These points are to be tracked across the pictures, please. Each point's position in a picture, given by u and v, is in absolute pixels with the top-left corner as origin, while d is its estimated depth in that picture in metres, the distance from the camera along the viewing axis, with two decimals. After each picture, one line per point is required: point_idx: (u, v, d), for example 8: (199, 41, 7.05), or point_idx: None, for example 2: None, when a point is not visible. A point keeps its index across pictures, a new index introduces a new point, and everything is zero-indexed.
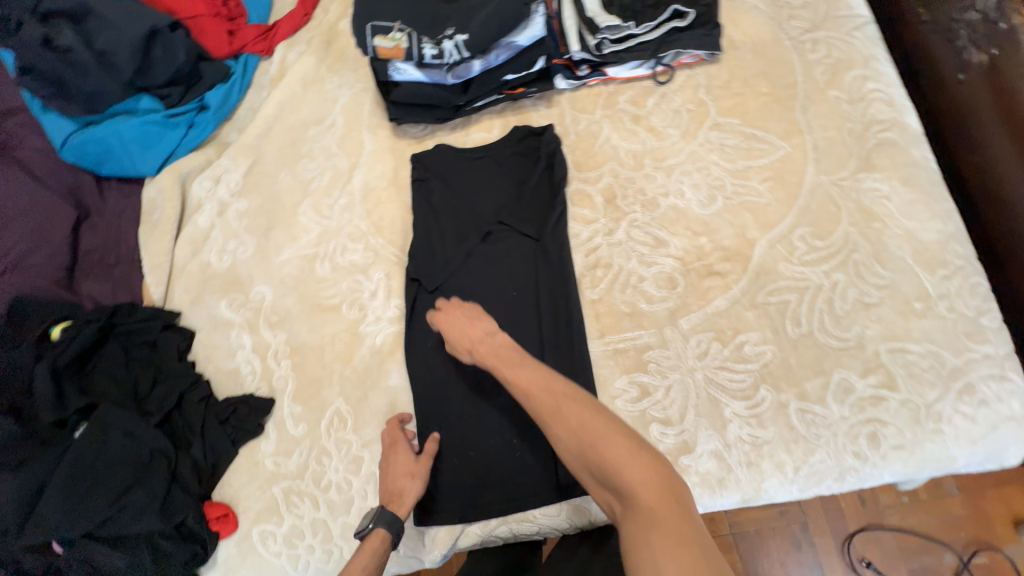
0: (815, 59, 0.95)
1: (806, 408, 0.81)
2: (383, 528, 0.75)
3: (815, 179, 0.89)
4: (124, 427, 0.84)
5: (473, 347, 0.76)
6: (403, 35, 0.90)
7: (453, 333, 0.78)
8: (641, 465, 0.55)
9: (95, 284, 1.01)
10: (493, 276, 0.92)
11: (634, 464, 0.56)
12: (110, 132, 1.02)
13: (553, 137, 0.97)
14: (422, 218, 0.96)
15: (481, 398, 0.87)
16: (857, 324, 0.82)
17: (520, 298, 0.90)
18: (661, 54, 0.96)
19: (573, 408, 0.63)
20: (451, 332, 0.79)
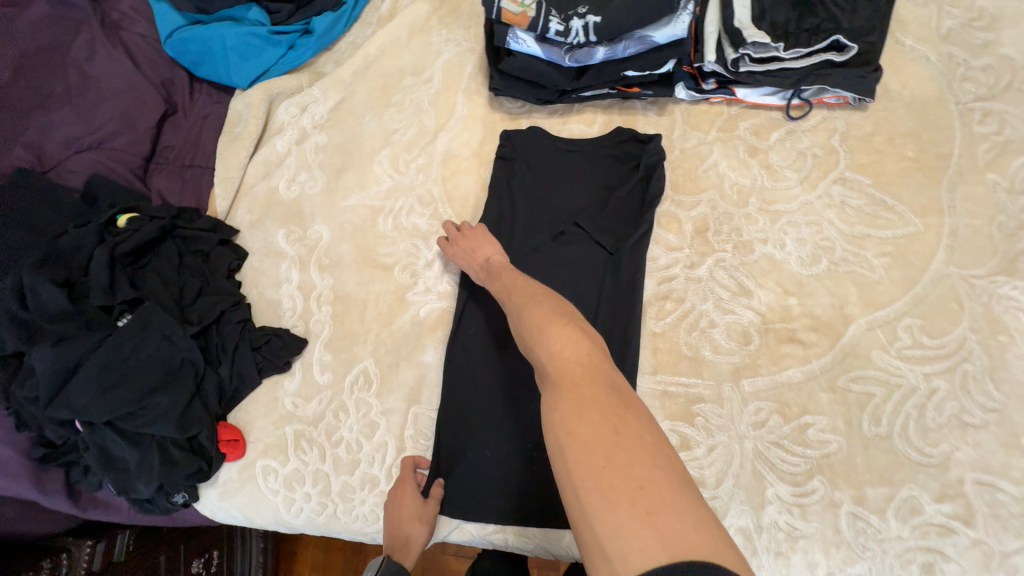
0: (982, 132, 0.82)
1: (860, 514, 0.72)
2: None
3: (942, 269, 0.78)
4: (163, 329, 0.84)
5: (477, 269, 0.79)
6: (532, 3, 0.81)
7: (461, 254, 0.82)
8: (560, 330, 0.57)
9: (166, 180, 1.02)
10: (554, 277, 0.86)
11: (554, 330, 0.57)
12: (215, 36, 1.01)
13: (657, 145, 0.89)
14: (497, 198, 0.91)
15: (510, 400, 0.83)
16: (946, 443, 0.73)
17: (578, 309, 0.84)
18: (803, 87, 0.85)
19: (519, 299, 0.67)
20: (460, 253, 0.82)
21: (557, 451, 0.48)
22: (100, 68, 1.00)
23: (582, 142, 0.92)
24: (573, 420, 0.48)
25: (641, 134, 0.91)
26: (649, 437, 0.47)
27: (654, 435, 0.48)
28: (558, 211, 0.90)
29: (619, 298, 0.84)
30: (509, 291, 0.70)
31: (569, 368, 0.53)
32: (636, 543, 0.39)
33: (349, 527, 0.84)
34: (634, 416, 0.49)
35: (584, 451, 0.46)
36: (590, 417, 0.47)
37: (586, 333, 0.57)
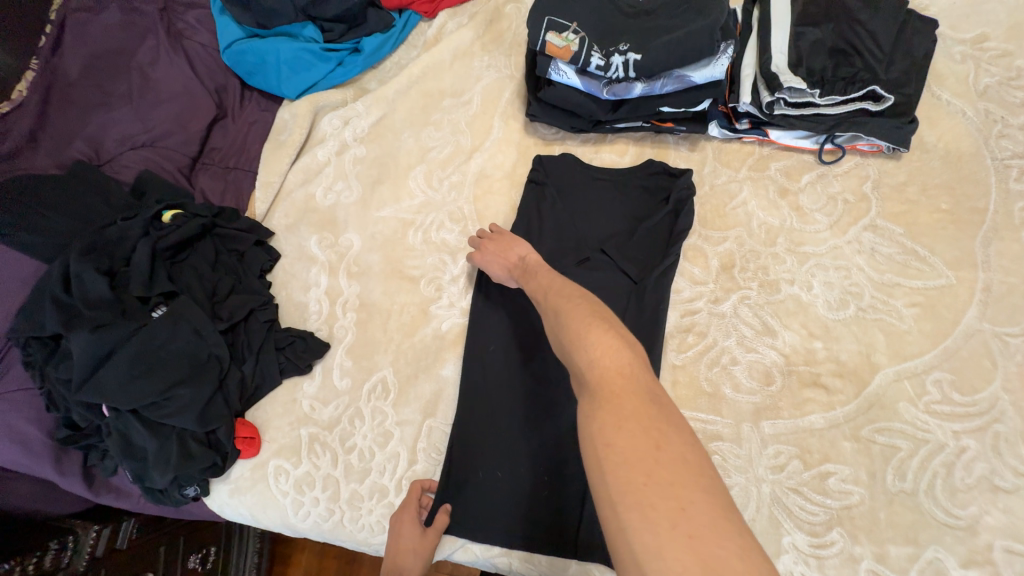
0: (1019, 190, 0.82)
1: (880, 573, 0.70)
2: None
3: (974, 324, 0.77)
4: (194, 324, 0.86)
5: (509, 269, 0.80)
6: (576, 37, 0.84)
7: (491, 256, 0.82)
8: (601, 336, 0.55)
9: (210, 180, 1.06)
10: None
11: (594, 335, 0.56)
12: (271, 49, 1.06)
13: (688, 181, 0.89)
14: (525, 220, 0.93)
15: (527, 421, 0.83)
16: (975, 505, 0.70)
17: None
18: (835, 132, 0.86)
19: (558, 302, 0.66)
20: (489, 252, 0.83)
21: (594, 461, 0.47)
22: (162, 73, 1.07)
23: (612, 172, 0.94)
24: (611, 431, 0.46)
25: (674, 168, 0.92)
26: (691, 455, 0.45)
27: (697, 453, 0.46)
28: (586, 238, 0.91)
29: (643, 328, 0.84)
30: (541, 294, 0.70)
31: (608, 377, 0.51)
32: (677, 569, 0.38)
33: (354, 537, 0.85)
34: (675, 430, 0.47)
35: (624, 466, 0.44)
36: (630, 430, 0.46)
37: (628, 341, 0.55)
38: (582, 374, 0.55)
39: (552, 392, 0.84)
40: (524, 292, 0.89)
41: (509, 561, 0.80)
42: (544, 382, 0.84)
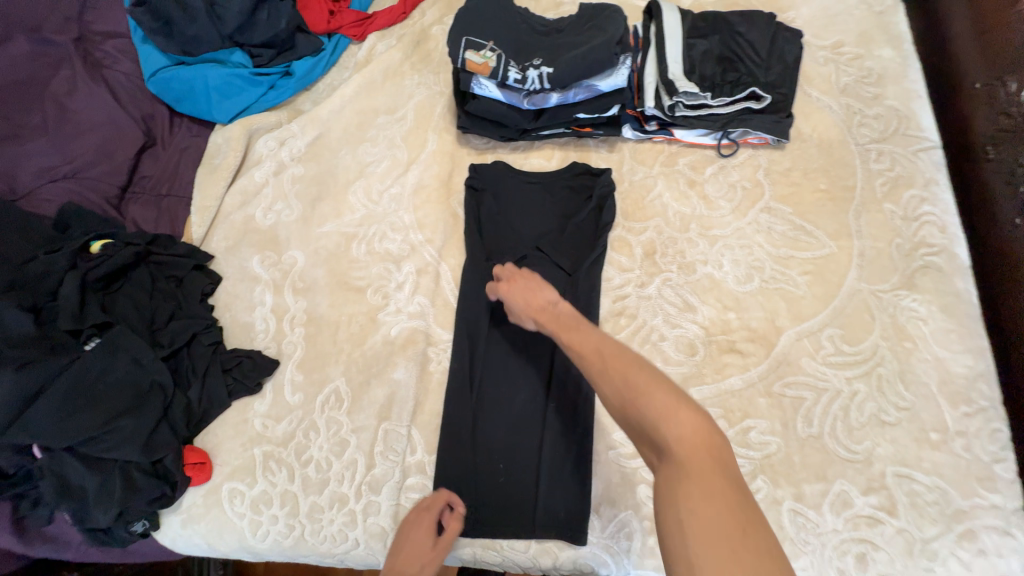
0: (878, 169, 0.97)
1: (799, 510, 0.79)
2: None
3: (855, 285, 0.90)
4: (132, 353, 0.85)
5: (533, 314, 0.80)
6: (493, 55, 0.92)
7: (516, 298, 0.83)
8: (684, 413, 0.60)
9: (142, 209, 1.04)
10: None
11: (676, 414, 0.59)
12: (199, 76, 1.08)
13: (607, 180, 0.99)
14: (468, 225, 0.99)
15: (486, 411, 0.88)
16: (869, 440, 0.81)
17: (541, 329, 0.92)
18: (729, 129, 0.98)
19: (617, 366, 0.67)
20: (514, 296, 0.83)
21: (683, 543, 0.52)
22: (83, 104, 1.05)
23: (543, 176, 1.02)
24: (705, 515, 0.52)
25: (596, 169, 1.01)
26: (765, 534, 0.53)
27: (774, 535, 0.53)
28: (523, 238, 0.98)
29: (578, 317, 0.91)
30: (591, 354, 0.71)
31: (696, 454, 0.57)
32: None
33: (318, 549, 0.84)
34: (755, 515, 0.54)
35: (718, 550, 0.51)
36: (723, 517, 0.52)
37: (700, 409, 0.61)
38: (664, 445, 0.59)
39: (501, 385, 0.89)
40: (484, 287, 0.94)
41: (474, 552, 0.83)
42: (493, 376, 0.90)
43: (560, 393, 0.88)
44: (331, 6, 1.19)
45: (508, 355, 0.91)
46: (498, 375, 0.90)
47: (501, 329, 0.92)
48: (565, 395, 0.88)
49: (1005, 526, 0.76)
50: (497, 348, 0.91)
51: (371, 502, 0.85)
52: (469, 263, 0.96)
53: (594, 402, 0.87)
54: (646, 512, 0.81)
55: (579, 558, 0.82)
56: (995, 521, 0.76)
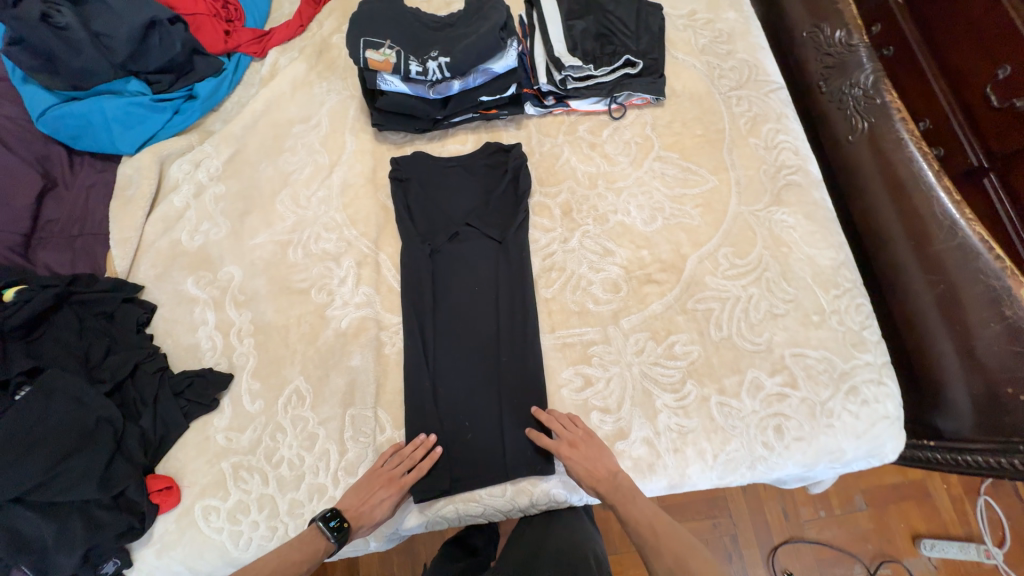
0: (740, 112, 1.14)
1: (725, 402, 0.93)
2: (319, 524, 0.80)
3: (737, 210, 1.06)
4: (72, 392, 0.83)
5: (595, 483, 0.83)
6: (392, 52, 1.00)
7: (580, 467, 0.84)
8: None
9: (53, 253, 1.00)
10: (461, 268, 1.02)
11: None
12: (94, 108, 1.04)
13: (519, 155, 1.09)
14: (399, 214, 1.04)
15: (448, 376, 0.95)
16: (767, 331, 0.97)
17: (483, 295, 1.00)
18: (615, 93, 1.12)
19: (664, 540, 0.79)
20: (575, 462, 0.85)
21: None
22: None
23: (461, 160, 1.10)
24: None
25: (507, 146, 1.10)
26: None
27: None
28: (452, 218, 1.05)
29: (513, 278, 1.01)
30: (652, 532, 0.80)
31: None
32: None
33: None
34: None
35: None
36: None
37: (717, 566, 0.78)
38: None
39: (454, 351, 0.96)
40: (424, 266, 1.00)
41: (456, 508, 0.90)
42: (446, 344, 0.97)
43: (509, 347, 0.96)
44: (226, 26, 1.19)
45: (456, 323, 0.98)
46: (451, 343, 0.97)
47: (446, 302, 0.99)
48: (513, 349, 0.96)
49: (877, 376, 0.95)
50: (446, 319, 0.98)
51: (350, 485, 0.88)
52: (406, 248, 1.01)
53: (541, 349, 0.96)
54: (602, 434, 0.92)
55: (551, 491, 0.91)
56: (869, 374, 0.95)
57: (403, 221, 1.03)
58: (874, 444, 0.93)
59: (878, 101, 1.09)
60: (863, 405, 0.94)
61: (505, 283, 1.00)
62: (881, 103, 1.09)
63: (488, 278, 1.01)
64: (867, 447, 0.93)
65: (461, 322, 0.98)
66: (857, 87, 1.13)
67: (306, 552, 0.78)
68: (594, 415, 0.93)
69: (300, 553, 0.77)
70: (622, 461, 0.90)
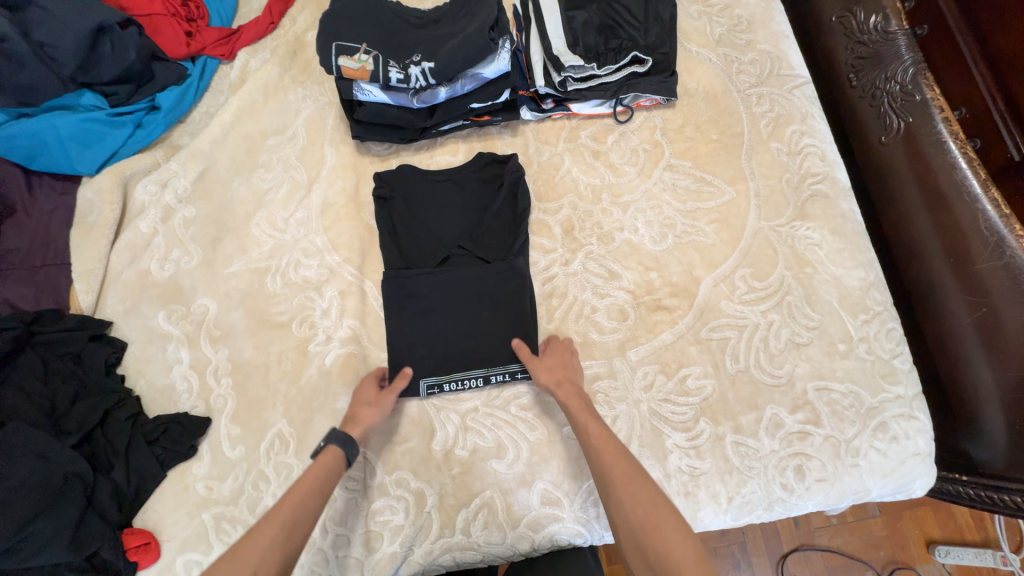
0: (760, 112, 1.03)
1: (741, 441, 0.86)
2: (331, 445, 0.75)
3: (756, 225, 0.96)
4: (34, 448, 0.77)
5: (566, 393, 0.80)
6: (368, 57, 0.89)
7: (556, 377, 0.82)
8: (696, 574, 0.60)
9: (13, 287, 0.92)
10: (452, 293, 0.93)
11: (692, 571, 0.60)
12: (47, 127, 0.95)
13: (513, 164, 0.98)
14: (385, 237, 0.96)
15: (447, 350, 0.91)
16: (789, 363, 0.88)
17: (472, 325, 0.92)
18: (621, 95, 1.00)
19: (626, 486, 0.68)
20: (541, 372, 0.83)
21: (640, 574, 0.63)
22: None
23: (448, 173, 1.00)
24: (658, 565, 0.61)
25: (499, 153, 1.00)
26: None
27: None
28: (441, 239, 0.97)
29: (507, 306, 0.92)
30: (613, 468, 0.70)
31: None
32: None
33: None
34: None
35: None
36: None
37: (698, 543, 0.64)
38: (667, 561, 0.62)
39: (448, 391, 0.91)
40: (412, 282, 0.93)
41: (453, 554, 0.84)
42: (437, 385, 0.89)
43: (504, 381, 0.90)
44: (187, 26, 1.07)
45: (447, 361, 0.91)
46: (442, 384, 0.89)
47: (432, 337, 0.92)
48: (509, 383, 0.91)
49: (909, 411, 0.87)
50: (435, 357, 0.91)
51: (339, 536, 0.83)
52: (391, 273, 0.93)
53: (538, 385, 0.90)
54: None
55: (554, 536, 0.85)
56: (899, 409, 0.87)
57: (390, 246, 0.95)
58: (902, 482, 0.86)
59: (918, 98, 0.98)
60: (892, 442, 0.86)
61: (497, 311, 0.92)
62: (921, 100, 0.97)
63: (480, 306, 0.92)
64: (895, 486, 0.86)
65: (452, 359, 0.91)
66: (893, 81, 1.01)
67: (320, 469, 0.73)
68: None
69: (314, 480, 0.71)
70: None
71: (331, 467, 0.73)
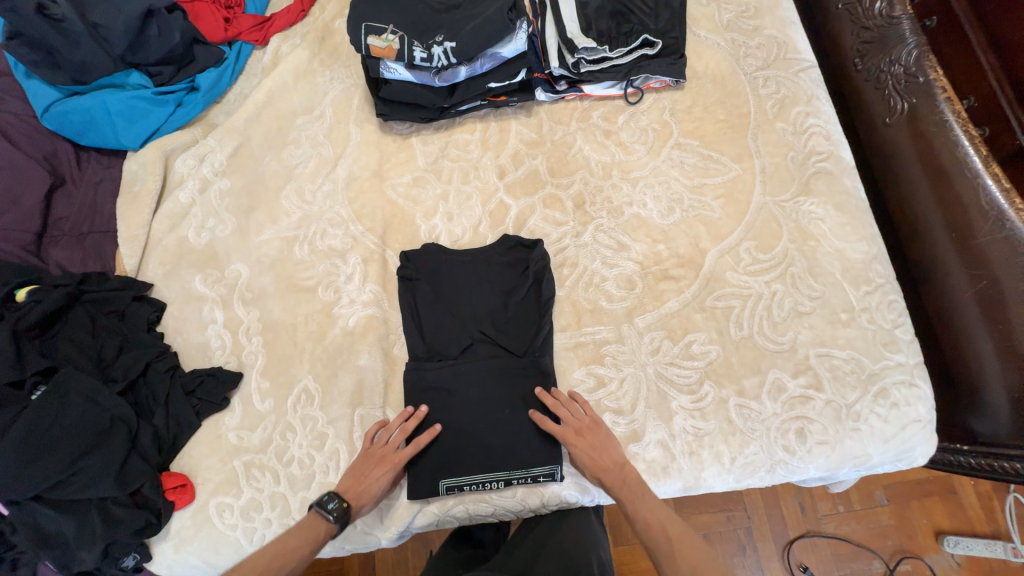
0: (767, 94, 1.07)
1: (744, 403, 0.89)
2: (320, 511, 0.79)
3: (761, 200, 1.00)
4: (85, 391, 0.84)
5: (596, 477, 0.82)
6: (395, 38, 0.95)
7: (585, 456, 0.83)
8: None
9: (64, 252, 1.00)
10: (474, 389, 0.90)
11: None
12: (97, 103, 1.03)
13: (538, 252, 0.98)
14: (408, 320, 0.95)
15: (466, 439, 0.88)
16: (791, 330, 0.92)
17: (490, 448, 0.88)
18: (632, 77, 1.05)
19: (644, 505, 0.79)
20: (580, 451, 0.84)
21: None
22: None
23: (471, 284, 0.97)
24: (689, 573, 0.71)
25: (523, 276, 0.97)
26: None
27: None
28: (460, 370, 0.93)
29: (530, 398, 0.90)
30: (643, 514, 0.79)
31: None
32: None
33: None
34: None
35: None
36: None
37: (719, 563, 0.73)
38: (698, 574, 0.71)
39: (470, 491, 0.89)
40: (437, 375, 0.91)
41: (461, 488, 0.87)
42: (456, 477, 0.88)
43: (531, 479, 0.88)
44: (225, 12, 1.15)
45: (464, 454, 0.88)
46: (462, 487, 0.87)
47: (450, 426, 0.89)
48: (529, 454, 0.88)
49: (909, 378, 0.90)
50: (453, 451, 0.88)
51: None
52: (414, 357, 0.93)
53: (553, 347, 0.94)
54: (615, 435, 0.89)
55: (561, 494, 0.90)
56: (900, 376, 0.90)
57: (414, 324, 0.95)
58: (903, 448, 0.89)
59: (921, 80, 1.01)
60: (893, 408, 0.89)
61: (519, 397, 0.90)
62: (925, 81, 1.00)
63: (499, 430, 0.89)
64: (896, 452, 0.89)
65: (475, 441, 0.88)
66: (897, 64, 1.04)
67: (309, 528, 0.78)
68: (606, 416, 0.90)
69: (302, 539, 0.76)
70: (635, 464, 0.88)
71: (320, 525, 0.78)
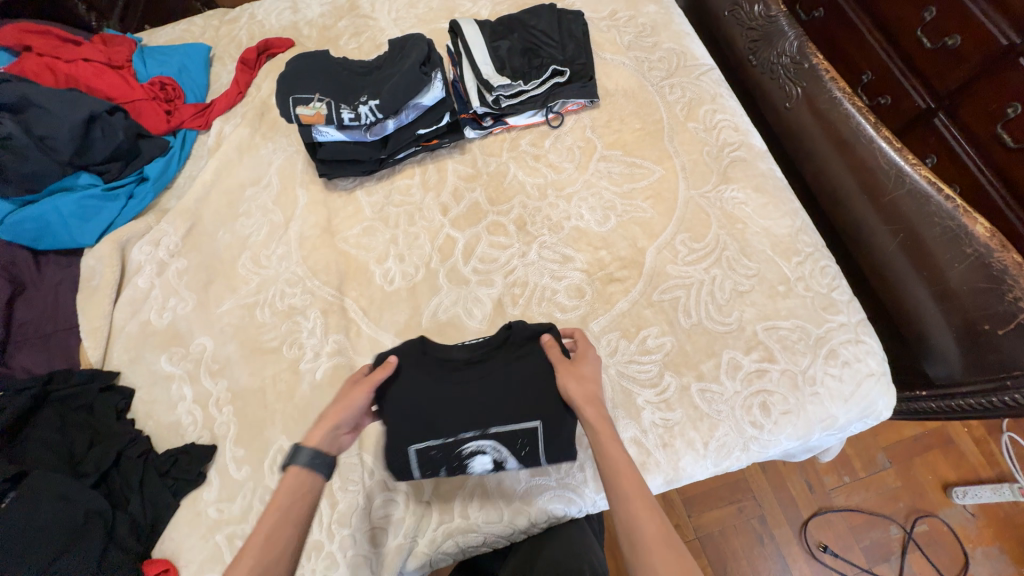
0: (674, 99, 1.16)
1: (706, 387, 0.92)
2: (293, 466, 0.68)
3: (687, 194, 1.07)
4: (56, 489, 0.83)
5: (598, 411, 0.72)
6: (322, 104, 1.03)
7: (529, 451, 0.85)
8: None
9: (29, 354, 1.02)
10: (513, 405, 0.79)
11: None
12: (50, 208, 1.07)
13: (436, 348, 0.83)
14: (443, 453, 0.80)
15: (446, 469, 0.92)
16: (736, 310, 0.96)
17: (470, 477, 0.91)
18: (549, 104, 1.14)
19: None
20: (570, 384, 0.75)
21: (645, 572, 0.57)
22: None
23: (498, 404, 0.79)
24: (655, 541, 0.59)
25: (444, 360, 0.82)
26: None
27: None
28: (453, 456, 0.81)
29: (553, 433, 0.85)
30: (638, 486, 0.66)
31: None
32: None
33: None
34: None
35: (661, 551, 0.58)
36: None
37: None
38: None
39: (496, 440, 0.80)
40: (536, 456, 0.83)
41: (452, 514, 0.89)
42: (418, 448, 0.79)
43: (488, 459, 0.83)
44: (166, 106, 1.23)
45: (448, 483, 0.91)
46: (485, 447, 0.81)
47: None
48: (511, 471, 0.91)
49: (855, 336, 0.94)
50: (439, 486, 0.91)
51: (344, 538, 0.88)
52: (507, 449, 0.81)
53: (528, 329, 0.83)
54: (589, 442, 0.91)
55: (549, 508, 0.89)
56: (846, 335, 0.94)
57: (450, 450, 0.80)
58: (865, 404, 0.91)
59: (806, 66, 1.11)
60: (846, 366, 0.92)
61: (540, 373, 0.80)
62: (810, 67, 1.11)
63: None
64: (859, 410, 0.91)
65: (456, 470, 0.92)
66: (784, 55, 1.15)
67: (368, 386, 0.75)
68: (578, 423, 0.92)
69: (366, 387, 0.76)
70: None
71: (303, 486, 0.68)
